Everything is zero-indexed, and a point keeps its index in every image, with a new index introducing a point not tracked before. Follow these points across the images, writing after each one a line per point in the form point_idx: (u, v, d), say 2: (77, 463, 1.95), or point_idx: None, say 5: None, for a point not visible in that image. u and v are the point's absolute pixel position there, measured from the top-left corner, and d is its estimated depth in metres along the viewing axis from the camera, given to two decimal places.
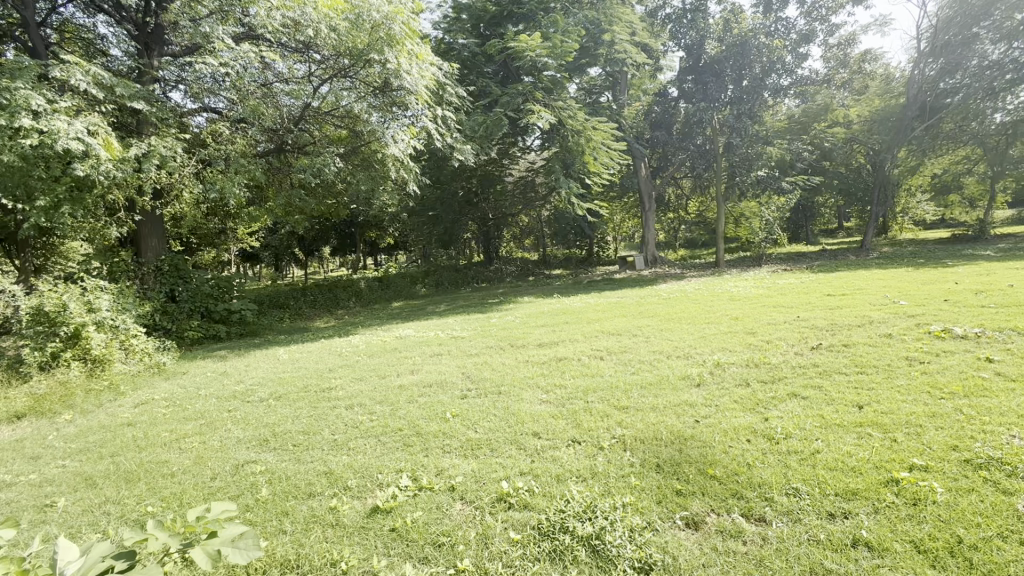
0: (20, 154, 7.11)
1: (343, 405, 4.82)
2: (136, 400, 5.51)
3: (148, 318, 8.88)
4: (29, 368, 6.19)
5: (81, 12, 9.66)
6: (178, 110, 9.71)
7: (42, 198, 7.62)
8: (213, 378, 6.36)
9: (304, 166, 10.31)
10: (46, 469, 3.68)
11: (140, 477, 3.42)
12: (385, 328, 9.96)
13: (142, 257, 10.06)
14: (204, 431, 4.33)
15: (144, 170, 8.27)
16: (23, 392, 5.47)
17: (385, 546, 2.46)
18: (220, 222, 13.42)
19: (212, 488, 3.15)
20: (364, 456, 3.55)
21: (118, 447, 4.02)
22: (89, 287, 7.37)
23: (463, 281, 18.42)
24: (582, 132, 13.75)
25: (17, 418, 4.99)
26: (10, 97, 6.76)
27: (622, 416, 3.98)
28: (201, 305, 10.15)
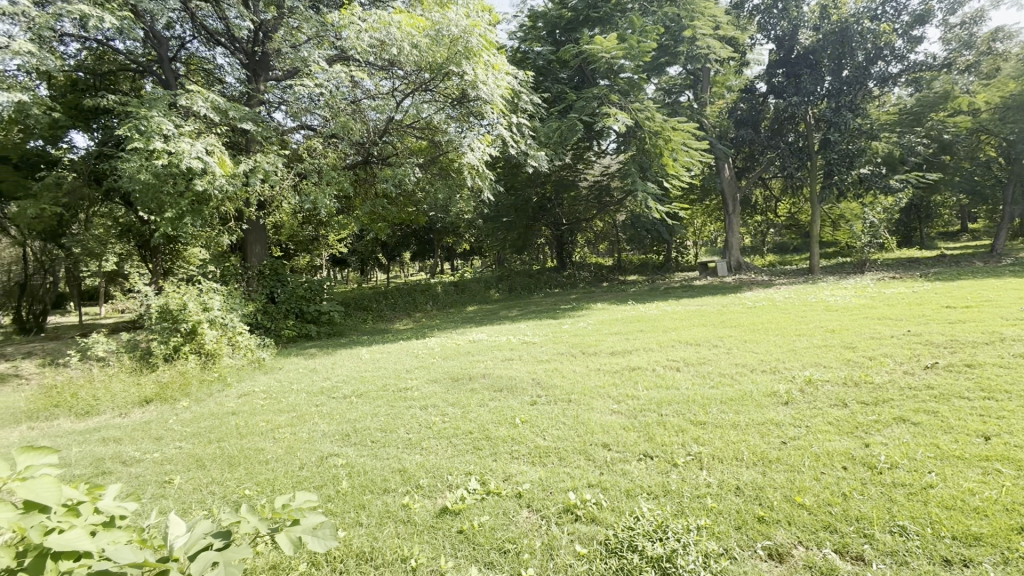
0: (154, 173, 8.22)
1: (418, 405, 5.01)
2: (239, 391, 6.12)
3: (251, 317, 9.84)
4: (156, 359, 7.10)
5: (203, 46, 10.99)
6: (280, 129, 10.71)
7: (170, 210, 8.74)
8: (304, 374, 6.90)
9: (387, 177, 10.92)
10: (166, 449, 4.19)
11: (240, 462, 3.79)
12: (459, 332, 10.26)
13: (248, 262, 11.18)
14: (295, 423, 4.71)
15: (251, 184, 9.20)
16: (151, 380, 6.28)
17: (453, 547, 2.51)
18: (314, 230, 14.59)
19: (299, 477, 3.41)
20: (436, 457, 3.67)
21: (223, 434, 4.48)
22: (204, 288, 8.31)
23: (536, 286, 18.51)
24: (661, 133, 13.28)
25: (146, 402, 5.74)
26: (147, 124, 7.84)
27: (699, 432, 3.78)
28: (296, 306, 11.08)
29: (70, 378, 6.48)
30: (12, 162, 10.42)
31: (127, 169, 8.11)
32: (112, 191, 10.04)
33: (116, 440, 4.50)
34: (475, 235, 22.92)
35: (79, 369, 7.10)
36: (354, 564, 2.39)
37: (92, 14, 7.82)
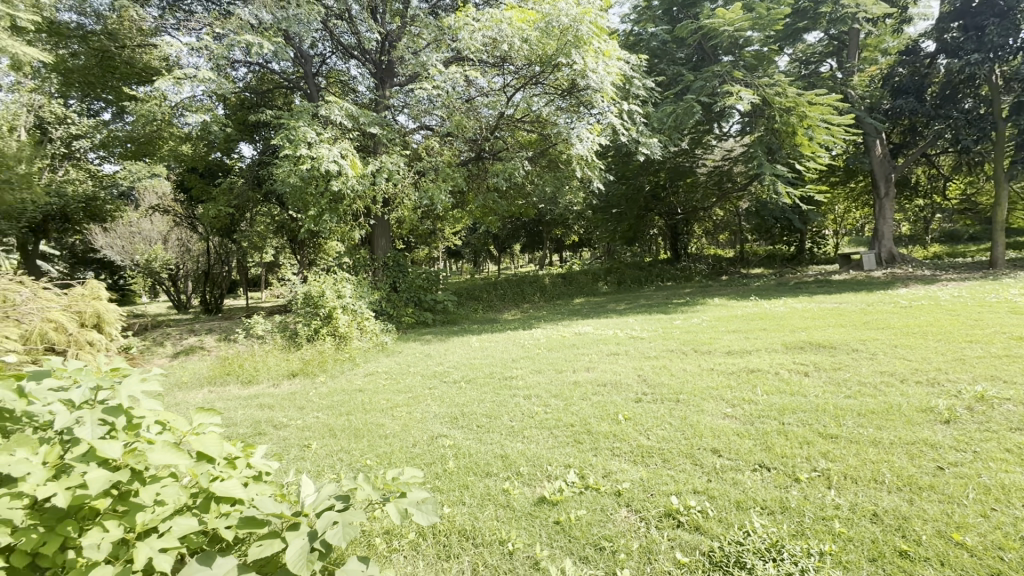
0: (300, 177, 9.41)
1: (521, 394, 5.14)
2: (366, 370, 6.81)
3: (377, 304, 10.86)
4: (301, 338, 8.19)
5: (340, 60, 12.27)
6: (403, 131, 11.59)
7: (313, 209, 9.96)
8: (421, 358, 7.46)
9: (498, 172, 11.26)
10: (307, 417, 4.84)
11: (363, 434, 4.23)
12: (565, 324, 10.28)
13: (375, 254, 12.32)
14: (411, 402, 5.13)
15: (377, 183, 10.11)
16: (297, 356, 7.26)
17: (549, 536, 2.55)
18: (432, 224, 15.58)
19: (412, 453, 3.71)
20: (537, 446, 3.74)
21: (352, 407, 5.04)
22: (339, 278, 9.36)
23: (646, 279, 17.82)
24: (794, 110, 11.85)
25: (293, 375, 6.67)
26: (295, 134, 8.98)
27: (829, 446, 3.36)
28: (414, 295, 11.98)
29: (238, 352, 7.75)
30: (199, 172, 12.64)
31: (280, 174, 9.39)
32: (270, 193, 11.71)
33: (270, 406, 5.30)
34: (584, 226, 22.67)
35: (244, 344, 8.46)
36: (456, 538, 2.54)
37: (254, 42, 9.13)
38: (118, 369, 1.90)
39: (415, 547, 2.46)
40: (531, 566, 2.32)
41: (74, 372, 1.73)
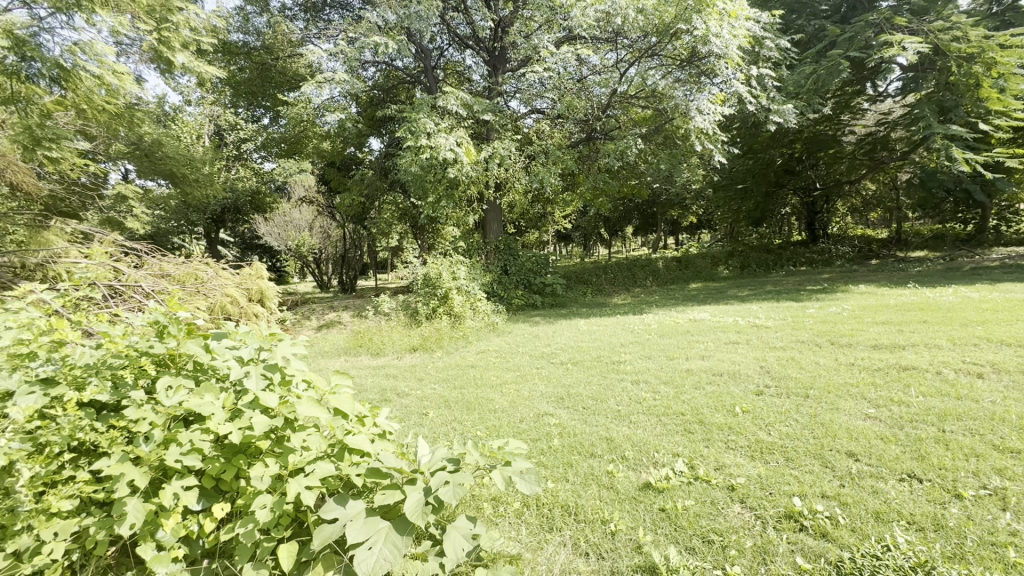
0: (420, 166, 10.06)
1: (629, 379, 5.04)
2: (478, 348, 7.18)
3: (489, 286, 11.32)
4: (421, 317, 8.86)
5: (456, 51, 12.77)
6: (514, 116, 11.76)
7: (431, 196, 10.61)
8: (530, 339, 7.66)
9: (609, 152, 10.94)
10: (425, 388, 5.25)
11: (474, 407, 4.49)
12: (678, 309, 9.77)
13: (487, 237, 12.81)
14: (519, 380, 5.31)
15: (489, 168, 10.43)
16: (417, 333, 7.89)
17: (653, 522, 2.50)
18: (541, 208, 15.71)
19: (519, 428, 3.85)
20: (644, 432, 3.65)
21: (464, 382, 5.37)
22: (454, 261, 9.93)
23: (775, 263, 16.15)
24: (979, 56, 9.74)
25: (414, 349, 7.28)
26: (416, 126, 9.62)
27: (1005, 462, 2.81)
28: (524, 278, 12.25)
29: (368, 327, 8.63)
30: (337, 166, 14.12)
31: (404, 165, 10.15)
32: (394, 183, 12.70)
33: (394, 377, 5.85)
34: (703, 207, 21.15)
35: (373, 320, 9.39)
36: (559, 512, 2.59)
37: (381, 42, 9.90)
38: (274, 334, 2.24)
39: (519, 515, 2.56)
40: (634, 549, 2.29)
41: (244, 335, 2.09)
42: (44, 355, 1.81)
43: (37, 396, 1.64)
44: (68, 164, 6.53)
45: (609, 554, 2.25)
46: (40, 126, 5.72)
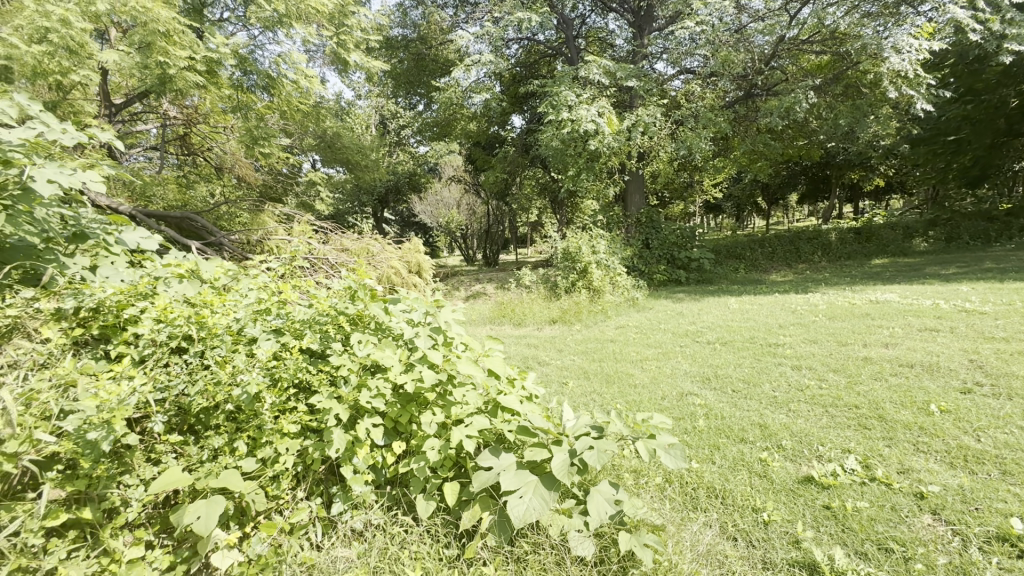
0: (561, 140, 10.08)
1: (789, 364, 4.55)
2: (617, 323, 7.11)
3: (629, 260, 11.04)
4: (561, 290, 9.03)
5: (599, 16, 12.32)
6: (660, 79, 11.03)
7: (571, 169, 10.56)
8: (673, 316, 7.32)
9: (771, 109, 9.69)
10: (565, 359, 5.40)
11: (614, 380, 4.50)
12: (855, 289, 8.40)
13: (628, 210, 12.42)
14: (661, 357, 5.16)
15: (632, 138, 10.00)
16: (557, 306, 8.08)
17: (815, 519, 2.28)
18: (688, 177, 14.62)
19: (661, 404, 3.77)
20: (807, 422, 3.30)
21: (604, 355, 5.40)
22: (594, 235, 9.86)
23: (999, 234, 12.82)
24: None
25: (554, 322, 7.48)
26: (557, 99, 9.66)
27: None
28: (668, 252, 11.63)
29: (511, 299, 9.08)
30: (482, 145, 14.75)
31: (545, 139, 10.28)
32: (536, 159, 12.97)
33: (535, 346, 6.12)
34: (896, 167, 17.58)
35: (516, 293, 9.84)
36: (704, 494, 2.50)
37: (524, 18, 10.04)
38: (437, 300, 2.52)
39: (663, 489, 2.51)
40: (790, 543, 2.13)
41: (414, 300, 2.38)
42: (276, 309, 2.29)
43: (272, 342, 2.09)
44: (276, 158, 7.97)
45: (761, 544, 2.12)
46: (256, 128, 7.03)
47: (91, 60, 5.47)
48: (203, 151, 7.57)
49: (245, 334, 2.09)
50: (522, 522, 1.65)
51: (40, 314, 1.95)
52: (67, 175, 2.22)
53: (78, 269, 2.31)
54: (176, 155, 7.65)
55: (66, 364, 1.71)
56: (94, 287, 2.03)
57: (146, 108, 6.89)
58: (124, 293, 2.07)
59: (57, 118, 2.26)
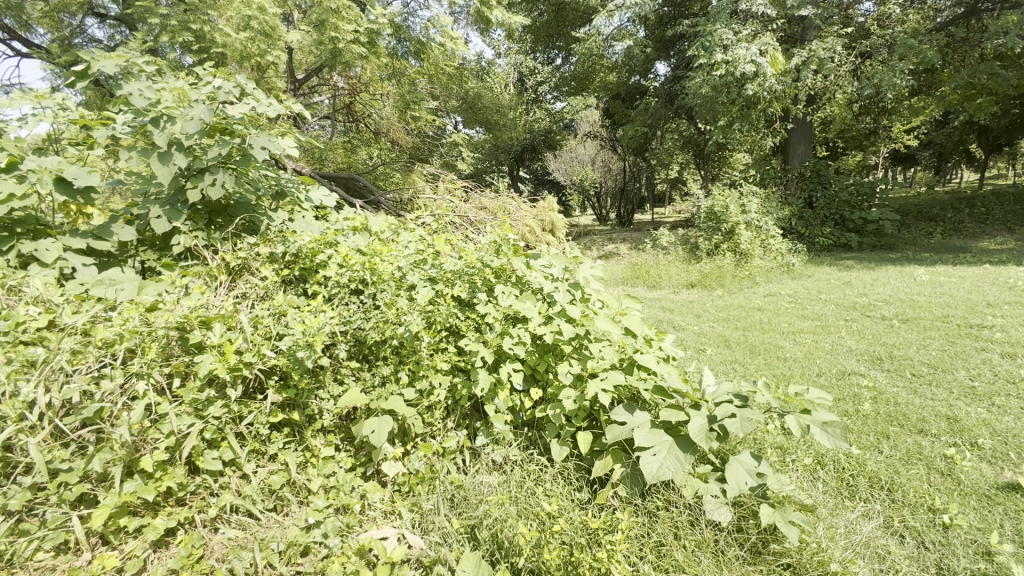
0: (713, 86, 9.15)
1: (998, 351, 3.71)
2: (766, 290, 6.45)
3: (785, 221, 9.81)
4: (702, 253, 8.42)
5: None
6: (845, 2, 9.23)
7: (722, 119, 9.47)
8: (837, 286, 6.40)
9: (1008, 27, 7.53)
10: (702, 325, 5.11)
11: (760, 352, 4.13)
12: None
13: (788, 163, 10.94)
14: (818, 331, 4.60)
15: (801, 78, 8.64)
16: (696, 269, 7.59)
17: (1016, 533, 1.92)
18: (872, 122, 12.24)
19: (816, 382, 3.40)
20: (1017, 422, 2.71)
21: (748, 324, 4.98)
22: (745, 192, 8.95)
23: None
24: None
25: (692, 286, 7.07)
26: (711, 39, 8.73)
27: None
28: (836, 212, 10.03)
29: (646, 260, 8.74)
30: (621, 98, 13.78)
31: (693, 86, 9.42)
32: (681, 109, 11.95)
33: (670, 310, 5.86)
34: None
35: (652, 254, 9.43)
36: (866, 483, 2.22)
37: None
38: (575, 256, 2.54)
39: (814, 470, 2.28)
40: (978, 554, 1.83)
41: (554, 256, 2.44)
42: (430, 260, 2.53)
43: (428, 288, 2.33)
44: (424, 120, 8.52)
45: (937, 547, 1.86)
46: (408, 93, 7.55)
47: (281, 41, 6.36)
48: (364, 117, 8.44)
49: (406, 281, 2.36)
50: (655, 480, 1.67)
51: (260, 257, 2.44)
52: (274, 142, 2.62)
53: (282, 220, 2.82)
54: (343, 123, 8.65)
55: (279, 296, 2.14)
56: (295, 235, 2.46)
57: (321, 82, 7.94)
58: (316, 241, 2.47)
59: (265, 93, 2.67)
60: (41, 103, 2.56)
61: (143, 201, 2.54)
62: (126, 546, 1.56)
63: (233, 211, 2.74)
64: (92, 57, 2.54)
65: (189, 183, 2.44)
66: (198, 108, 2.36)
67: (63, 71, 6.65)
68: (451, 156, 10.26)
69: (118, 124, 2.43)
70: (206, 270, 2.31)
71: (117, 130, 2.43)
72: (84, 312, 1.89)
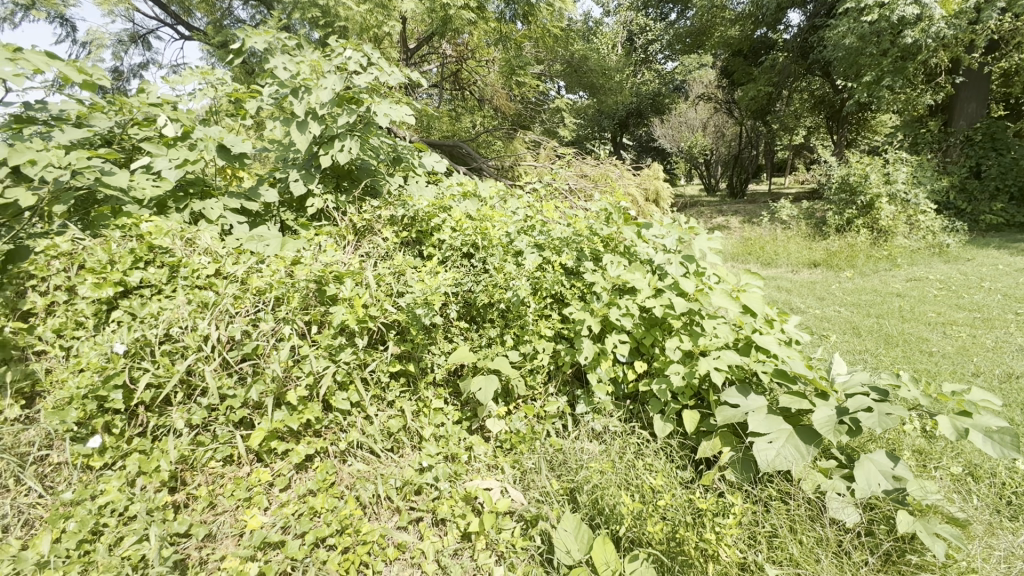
0: (860, 35, 7.97)
1: None
2: (909, 274, 5.61)
3: (941, 194, 8.35)
4: (829, 229, 7.51)
5: None
6: None
7: (868, 74, 8.19)
8: (1007, 273, 5.37)
9: None
10: (826, 308, 4.61)
11: (897, 343, 3.64)
12: None
13: (952, 125, 9.09)
14: (978, 324, 3.92)
15: (983, 20, 7.12)
16: (821, 247, 6.81)
17: None
18: None
19: (971, 382, 2.93)
20: None
21: (884, 311, 4.39)
22: (891, 159, 7.78)
23: None
24: None
25: (815, 265, 6.38)
26: None
27: None
28: (1014, 185, 8.29)
29: (761, 234, 8.01)
30: (744, 54, 12.34)
31: (834, 37, 8.37)
32: (816, 65, 10.53)
33: (787, 290, 5.34)
34: None
35: (767, 229, 8.59)
36: None
37: None
38: (691, 226, 2.39)
39: (965, 482, 1.99)
40: None
41: (668, 226, 2.31)
42: (538, 226, 2.52)
43: (536, 255, 2.35)
44: (529, 86, 8.43)
45: None
46: (514, 58, 7.47)
47: (396, 12, 6.59)
48: (470, 85, 8.52)
49: (514, 247, 2.39)
50: (769, 468, 1.57)
51: (381, 219, 2.63)
52: (395, 110, 2.72)
53: (398, 184, 2.97)
54: (450, 91, 8.82)
55: (399, 257, 2.31)
56: (414, 199, 2.60)
57: (431, 51, 8.13)
58: (431, 206, 2.59)
59: (388, 62, 2.77)
60: (206, 78, 2.92)
61: (284, 166, 2.82)
62: (275, 465, 1.84)
63: (358, 176, 2.95)
64: (245, 34, 2.83)
65: (322, 150, 2.65)
66: (331, 79, 2.52)
67: (217, 51, 7.53)
68: (553, 122, 10.06)
69: (266, 96, 2.70)
70: (337, 231, 2.55)
71: (264, 102, 2.70)
72: (242, 263, 2.19)
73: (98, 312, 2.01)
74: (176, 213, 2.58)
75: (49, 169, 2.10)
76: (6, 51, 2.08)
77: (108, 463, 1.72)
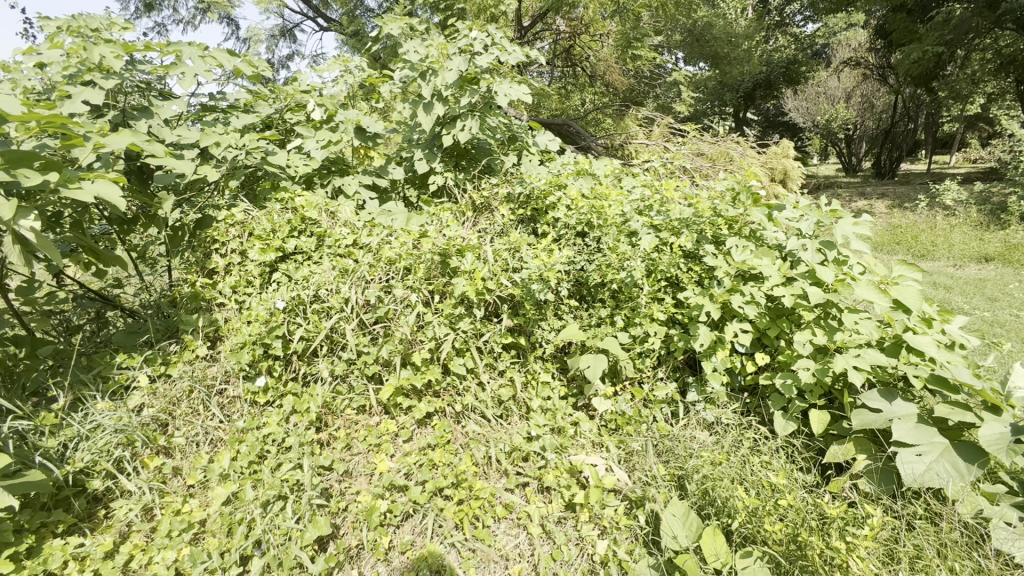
0: None
1: None
2: None
3: None
4: (1010, 216, 6.21)
5: None
6: None
7: None
8: None
9: None
10: (1000, 312, 3.87)
11: None
12: None
13: None
14: None
15: None
16: (996, 239, 5.71)
17: None
18: None
19: None
20: None
21: None
22: None
23: None
24: None
25: (987, 260, 5.37)
26: None
27: None
28: None
29: (913, 221, 6.91)
30: (909, 9, 10.34)
31: None
32: (1009, 15, 8.31)
33: (945, 287, 4.58)
34: None
35: (924, 214, 7.32)
36: None
37: None
38: (835, 208, 2.12)
39: None
40: None
41: (806, 207, 2.08)
42: (656, 206, 2.43)
43: (652, 236, 2.26)
44: (645, 59, 8.00)
45: None
46: (631, 30, 7.10)
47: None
48: (582, 61, 8.22)
49: (628, 227, 2.31)
50: (918, 483, 1.41)
51: (499, 197, 2.74)
52: (515, 88, 2.73)
53: (513, 163, 3.03)
54: (561, 68, 8.51)
55: (515, 234, 2.39)
56: (532, 177, 2.67)
57: (544, 27, 7.95)
58: (547, 184, 2.63)
59: (509, 42, 2.79)
60: (346, 65, 3.22)
61: (410, 146, 3.02)
62: (400, 418, 2.03)
63: (476, 155, 3.06)
64: (383, 22, 3.05)
65: (445, 130, 2.80)
66: (457, 61, 2.60)
67: (349, 41, 8.17)
68: (668, 97, 9.49)
69: (397, 79, 2.87)
70: (458, 208, 2.73)
71: (396, 85, 2.88)
72: (375, 235, 2.43)
73: (263, 273, 2.34)
74: (321, 188, 2.92)
75: (229, 150, 2.51)
76: (198, 49, 2.48)
77: (270, 401, 2.04)
